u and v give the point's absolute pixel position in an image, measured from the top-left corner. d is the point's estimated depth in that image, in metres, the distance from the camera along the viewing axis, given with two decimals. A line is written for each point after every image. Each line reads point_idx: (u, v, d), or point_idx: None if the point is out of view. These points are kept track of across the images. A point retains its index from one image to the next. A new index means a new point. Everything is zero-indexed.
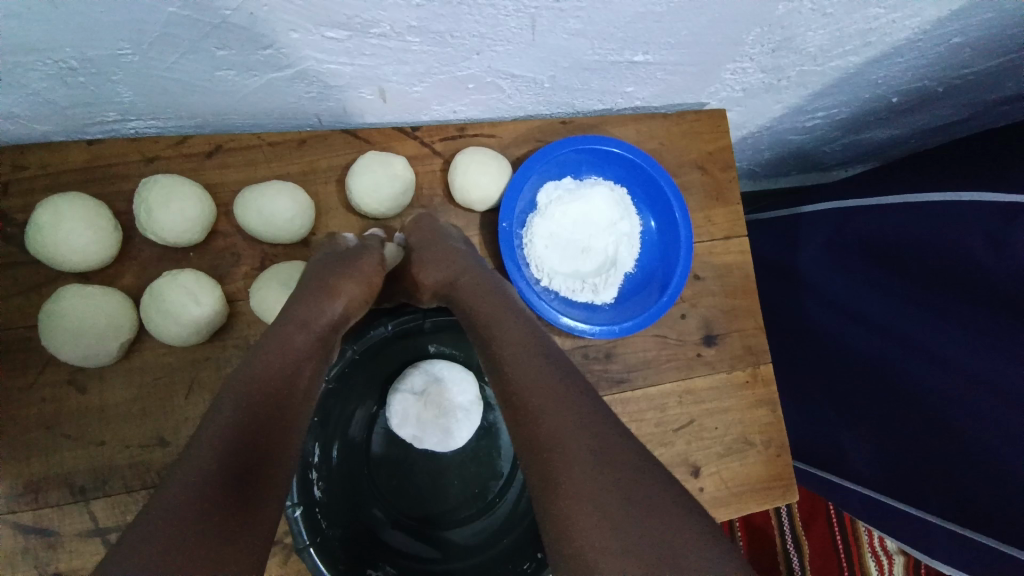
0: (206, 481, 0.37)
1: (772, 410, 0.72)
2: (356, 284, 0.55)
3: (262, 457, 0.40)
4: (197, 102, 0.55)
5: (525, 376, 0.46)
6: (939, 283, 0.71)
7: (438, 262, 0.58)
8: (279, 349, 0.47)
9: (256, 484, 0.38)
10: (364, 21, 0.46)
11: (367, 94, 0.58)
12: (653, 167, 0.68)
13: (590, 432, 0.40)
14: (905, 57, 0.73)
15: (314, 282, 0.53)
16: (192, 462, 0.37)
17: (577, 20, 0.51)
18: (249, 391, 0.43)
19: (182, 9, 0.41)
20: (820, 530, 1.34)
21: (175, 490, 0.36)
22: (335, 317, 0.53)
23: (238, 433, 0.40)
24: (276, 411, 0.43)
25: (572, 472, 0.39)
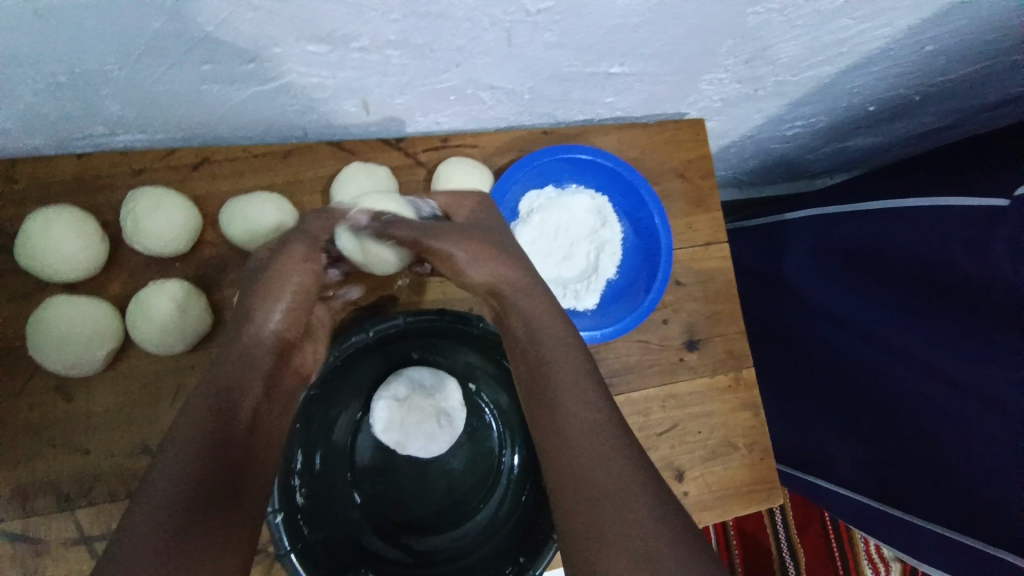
0: (155, 537, 0.36)
1: (756, 414, 0.73)
2: (291, 293, 0.50)
3: (216, 499, 0.40)
4: (184, 114, 0.56)
5: (564, 401, 0.45)
6: (921, 289, 0.72)
7: (476, 260, 0.51)
8: (236, 356, 0.47)
9: (212, 528, 0.39)
10: (344, 35, 0.48)
11: (351, 106, 0.60)
12: (632, 175, 0.70)
13: (613, 471, 0.41)
14: (880, 67, 0.74)
15: (249, 295, 0.49)
16: (138, 517, 0.37)
17: (553, 33, 0.52)
18: (194, 430, 0.41)
19: (167, 25, 0.43)
20: (816, 538, 1.34)
21: (122, 551, 0.35)
22: (268, 333, 0.49)
23: (186, 480, 0.39)
24: (224, 446, 0.42)
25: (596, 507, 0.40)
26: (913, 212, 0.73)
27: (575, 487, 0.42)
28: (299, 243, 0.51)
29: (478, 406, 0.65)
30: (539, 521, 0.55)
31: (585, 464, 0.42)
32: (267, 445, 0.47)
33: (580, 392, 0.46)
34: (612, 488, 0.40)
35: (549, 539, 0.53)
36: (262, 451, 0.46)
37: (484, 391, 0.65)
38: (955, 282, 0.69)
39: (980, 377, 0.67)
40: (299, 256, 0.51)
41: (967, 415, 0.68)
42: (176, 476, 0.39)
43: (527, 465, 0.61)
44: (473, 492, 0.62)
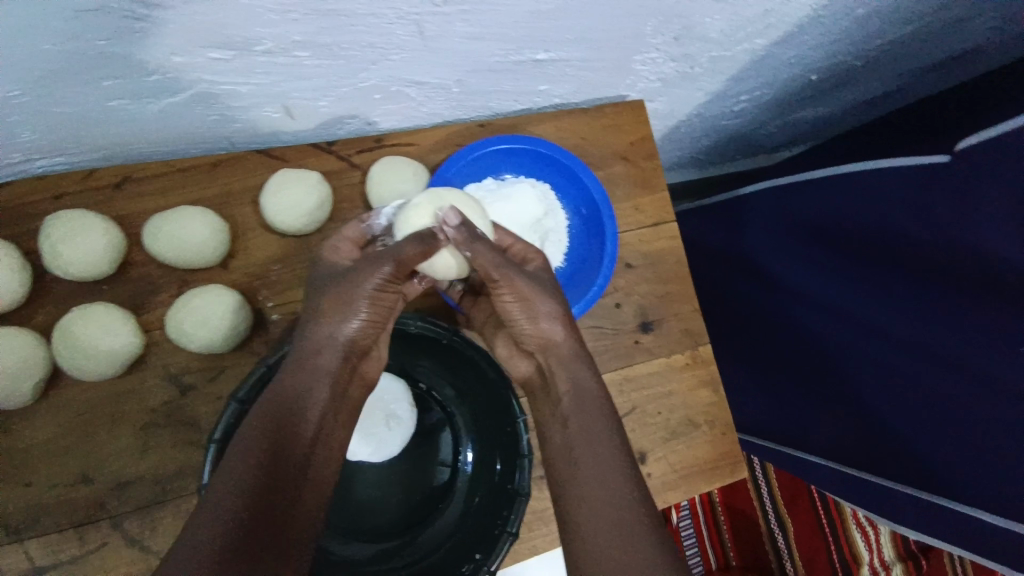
0: (220, 534, 0.38)
1: (715, 390, 0.73)
2: (363, 305, 0.51)
3: (273, 507, 0.42)
4: (99, 133, 0.55)
5: (575, 418, 0.53)
6: (869, 254, 0.74)
7: (533, 319, 0.55)
8: (311, 356, 0.50)
9: (268, 537, 0.41)
10: (246, 40, 0.46)
11: (273, 112, 0.59)
12: (568, 159, 0.70)
13: (610, 479, 0.48)
14: (811, 36, 0.74)
15: (323, 301, 0.51)
16: (209, 510, 0.40)
17: (466, 24, 0.51)
18: (262, 434, 0.45)
19: (59, 45, 0.42)
20: (804, 510, 1.34)
21: (190, 540, 0.38)
22: (339, 343, 0.52)
23: (254, 481, 0.42)
24: (286, 456, 0.45)
25: (590, 503, 0.47)
26: (859, 177, 0.75)
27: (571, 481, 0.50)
28: (386, 261, 0.51)
29: (431, 405, 0.65)
30: (495, 516, 0.55)
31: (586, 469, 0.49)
32: (326, 450, 0.50)
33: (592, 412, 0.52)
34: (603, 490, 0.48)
35: (503, 534, 0.52)
36: (319, 456, 0.49)
37: (436, 390, 0.65)
38: (903, 243, 0.70)
39: None
40: (381, 271, 0.51)
41: None
42: (242, 476, 0.42)
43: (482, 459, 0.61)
44: (432, 492, 0.62)
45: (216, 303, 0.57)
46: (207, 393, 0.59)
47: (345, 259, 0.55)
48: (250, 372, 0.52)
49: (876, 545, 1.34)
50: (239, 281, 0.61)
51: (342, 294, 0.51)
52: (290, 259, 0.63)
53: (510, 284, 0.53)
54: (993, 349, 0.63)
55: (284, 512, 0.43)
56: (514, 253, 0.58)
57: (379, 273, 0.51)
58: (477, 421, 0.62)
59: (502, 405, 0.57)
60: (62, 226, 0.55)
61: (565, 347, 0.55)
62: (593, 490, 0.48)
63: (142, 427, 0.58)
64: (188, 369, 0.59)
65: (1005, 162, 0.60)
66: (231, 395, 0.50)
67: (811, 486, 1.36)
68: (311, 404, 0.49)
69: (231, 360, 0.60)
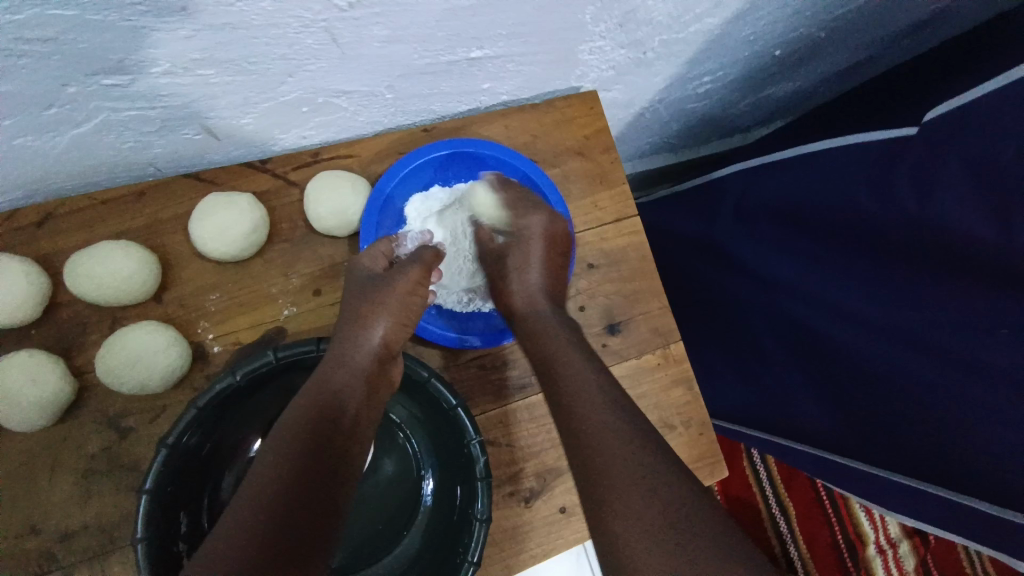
0: (254, 517, 0.43)
1: (689, 389, 0.70)
2: (390, 312, 0.58)
3: (309, 492, 0.46)
4: (10, 173, 0.52)
5: (579, 400, 0.52)
6: (841, 235, 0.70)
7: (541, 288, 0.65)
8: (343, 356, 0.54)
9: (303, 521, 0.44)
10: (138, 62, 0.43)
11: (194, 135, 0.55)
12: (519, 161, 0.69)
13: (642, 457, 0.47)
14: (766, 10, 0.69)
15: (360, 307, 0.57)
16: (250, 489, 0.45)
17: (382, 26, 0.48)
18: (297, 427, 0.48)
19: None
20: (808, 505, 1.23)
21: (235, 513, 0.43)
22: (372, 347, 0.56)
23: (292, 467, 0.46)
24: (322, 446, 0.48)
25: (634, 488, 0.45)
26: (835, 154, 0.72)
27: (603, 469, 0.47)
28: (413, 266, 0.61)
29: (390, 428, 0.64)
30: (456, 543, 0.53)
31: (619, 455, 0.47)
32: (359, 444, 0.52)
33: (596, 398, 0.52)
34: (638, 466, 0.46)
35: (463, 563, 0.49)
36: (354, 450, 0.51)
37: (393, 412, 0.64)
38: (865, 222, 0.66)
39: (910, 319, 0.64)
40: (407, 276, 0.60)
41: (902, 358, 0.66)
42: (280, 463, 0.46)
43: (445, 478, 0.61)
44: (398, 514, 0.62)
45: (146, 340, 0.55)
46: (148, 434, 0.58)
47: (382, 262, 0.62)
48: (179, 413, 0.48)
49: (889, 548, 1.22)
50: (174, 314, 0.60)
51: (365, 298, 0.58)
52: (230, 287, 0.61)
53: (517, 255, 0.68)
54: (970, 331, 0.59)
55: (319, 497, 0.46)
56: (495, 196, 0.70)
57: (400, 284, 0.59)
58: (433, 443, 0.62)
59: (455, 427, 0.55)
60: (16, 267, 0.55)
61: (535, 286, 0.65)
62: (628, 468, 0.46)
63: (84, 474, 0.56)
64: (127, 412, 0.57)
65: (972, 131, 0.56)
66: (159, 441, 0.46)
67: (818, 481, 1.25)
68: (346, 397, 0.52)
69: (173, 398, 0.59)
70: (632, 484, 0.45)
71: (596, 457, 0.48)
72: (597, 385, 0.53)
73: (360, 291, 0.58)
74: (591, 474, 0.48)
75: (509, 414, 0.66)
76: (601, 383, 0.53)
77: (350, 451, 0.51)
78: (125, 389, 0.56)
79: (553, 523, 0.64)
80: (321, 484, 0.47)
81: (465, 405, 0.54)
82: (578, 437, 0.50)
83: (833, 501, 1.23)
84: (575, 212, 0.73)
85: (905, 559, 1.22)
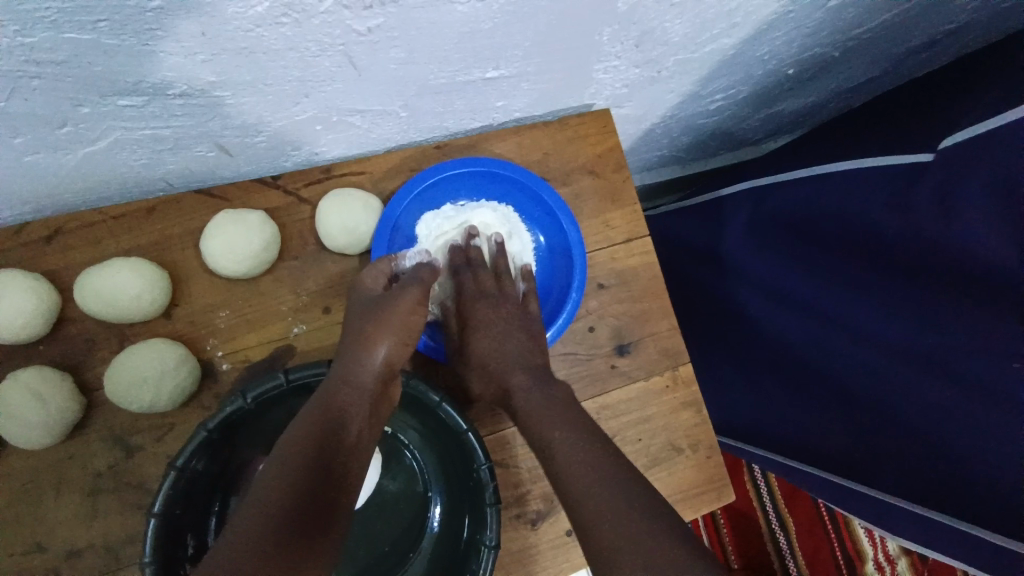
0: (252, 545, 0.39)
1: (698, 411, 0.70)
2: (394, 331, 0.55)
3: (311, 516, 0.42)
4: (19, 188, 0.51)
5: (563, 446, 0.53)
6: (851, 258, 0.70)
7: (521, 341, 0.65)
8: (349, 372, 0.52)
9: (305, 546, 0.41)
10: (154, 85, 0.43)
11: (207, 152, 0.55)
12: (532, 179, 0.68)
13: (632, 499, 0.47)
14: (783, 31, 0.68)
15: (366, 325, 0.55)
16: (250, 512, 0.41)
17: (398, 49, 0.47)
18: (298, 447, 0.45)
19: None
20: (809, 521, 1.23)
21: (232, 539, 0.40)
22: (376, 367, 0.53)
23: (293, 490, 0.43)
24: (325, 467, 0.45)
25: (626, 527, 0.45)
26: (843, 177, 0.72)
27: (595, 512, 0.47)
28: (415, 286, 0.59)
29: (398, 449, 0.64)
30: (464, 568, 0.53)
31: (608, 497, 0.48)
32: (362, 462, 0.49)
33: (582, 442, 0.53)
34: (627, 504, 0.47)
35: None
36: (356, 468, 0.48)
37: (401, 433, 0.64)
38: (879, 246, 0.66)
39: (921, 346, 0.64)
40: (413, 293, 0.58)
41: (912, 384, 0.66)
42: (280, 486, 0.43)
43: (452, 502, 0.61)
44: (405, 535, 0.62)
45: (152, 358, 0.55)
46: (155, 452, 0.57)
47: (382, 279, 0.60)
48: (189, 436, 0.48)
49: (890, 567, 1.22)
50: (183, 331, 0.60)
51: (368, 317, 0.55)
52: (239, 304, 0.61)
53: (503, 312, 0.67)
54: (984, 361, 0.59)
55: (320, 522, 0.43)
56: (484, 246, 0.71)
57: (405, 300, 0.57)
58: (441, 465, 0.62)
59: (464, 451, 0.55)
60: (30, 287, 0.55)
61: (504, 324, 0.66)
62: (619, 509, 0.46)
63: (89, 492, 0.56)
64: (134, 430, 0.57)
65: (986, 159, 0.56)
66: (168, 463, 0.46)
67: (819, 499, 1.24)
68: (350, 418, 0.49)
69: (181, 416, 0.58)
70: (625, 524, 0.45)
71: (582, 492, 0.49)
72: (580, 427, 0.55)
73: (364, 311, 0.56)
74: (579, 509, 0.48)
75: (517, 435, 0.66)
76: (585, 426, 0.55)
77: (352, 472, 0.48)
78: (131, 407, 0.55)
79: (559, 546, 0.64)
80: (322, 508, 0.44)
81: (476, 429, 0.54)
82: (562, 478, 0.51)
83: (834, 519, 1.23)
84: (586, 230, 0.73)
85: None
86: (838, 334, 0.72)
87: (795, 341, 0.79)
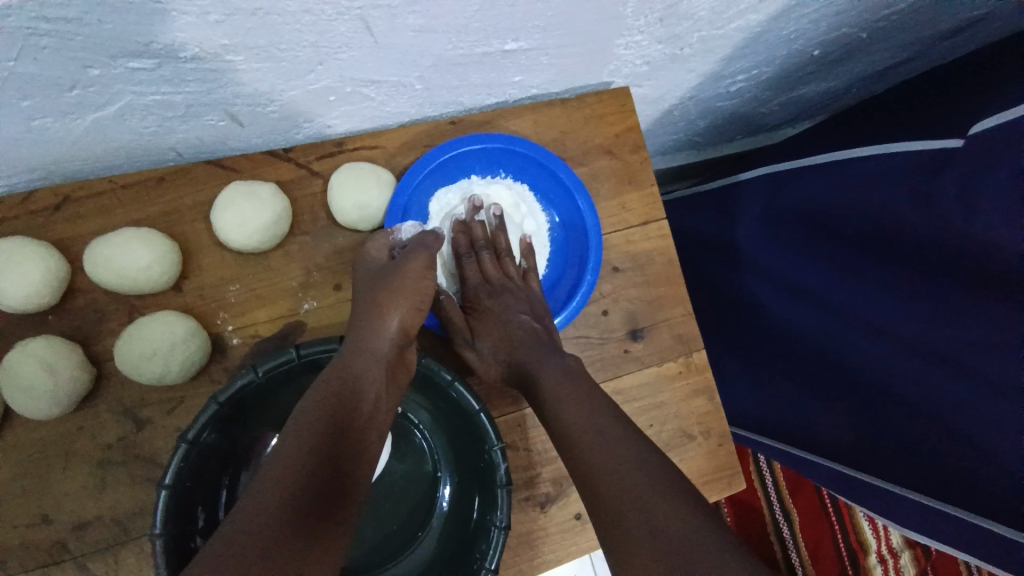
0: (276, 501, 0.39)
1: (709, 399, 0.70)
2: (406, 300, 0.55)
3: (333, 474, 0.42)
4: (27, 154, 0.50)
5: (569, 412, 0.52)
6: (872, 246, 0.68)
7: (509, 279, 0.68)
8: (364, 337, 0.52)
9: (327, 504, 0.41)
10: (165, 47, 0.41)
11: (217, 121, 0.54)
12: (552, 159, 0.66)
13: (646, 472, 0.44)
14: (812, 8, 0.66)
15: (377, 294, 0.54)
16: (271, 469, 0.41)
17: (417, 16, 0.45)
18: (319, 410, 0.45)
19: None
20: (813, 512, 1.23)
21: (255, 494, 0.39)
22: (390, 335, 0.53)
23: (314, 449, 0.43)
24: (344, 430, 0.45)
25: (630, 491, 0.44)
26: (866, 161, 0.69)
27: (599, 487, 0.45)
28: (421, 252, 0.58)
29: (408, 429, 0.64)
30: (473, 550, 0.52)
31: (618, 470, 0.45)
32: (377, 429, 0.49)
33: (595, 419, 0.51)
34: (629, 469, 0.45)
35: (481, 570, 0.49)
36: (372, 435, 0.48)
37: (412, 413, 0.64)
38: (903, 234, 0.64)
39: (942, 339, 0.62)
40: (417, 258, 0.57)
41: (930, 378, 0.64)
42: (303, 445, 0.42)
43: (462, 483, 0.61)
44: (415, 514, 0.62)
45: (161, 331, 0.54)
46: (165, 426, 0.57)
47: (384, 253, 0.60)
48: (201, 408, 0.47)
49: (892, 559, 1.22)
50: (193, 305, 0.59)
51: (379, 287, 0.55)
52: (249, 279, 0.60)
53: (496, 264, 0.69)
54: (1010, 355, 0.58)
55: (341, 483, 0.42)
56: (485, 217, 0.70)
57: (416, 270, 0.56)
58: (451, 446, 0.62)
59: (476, 432, 0.54)
60: (40, 255, 0.54)
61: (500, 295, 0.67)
62: (634, 486, 0.44)
63: (98, 464, 0.56)
64: (144, 403, 0.57)
65: None
66: (180, 436, 0.45)
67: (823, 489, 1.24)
68: (367, 384, 0.49)
69: (191, 390, 0.58)
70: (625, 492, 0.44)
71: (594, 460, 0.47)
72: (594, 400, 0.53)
73: (376, 281, 0.55)
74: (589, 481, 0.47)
75: (527, 418, 0.65)
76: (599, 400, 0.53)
77: (369, 436, 0.48)
78: (140, 380, 0.55)
79: (567, 529, 0.64)
80: (343, 470, 0.43)
81: (487, 410, 0.53)
82: (574, 447, 0.50)
83: (838, 511, 1.23)
84: (602, 213, 0.72)
85: (905, 568, 1.22)
86: (855, 324, 0.71)
87: (809, 330, 0.77)
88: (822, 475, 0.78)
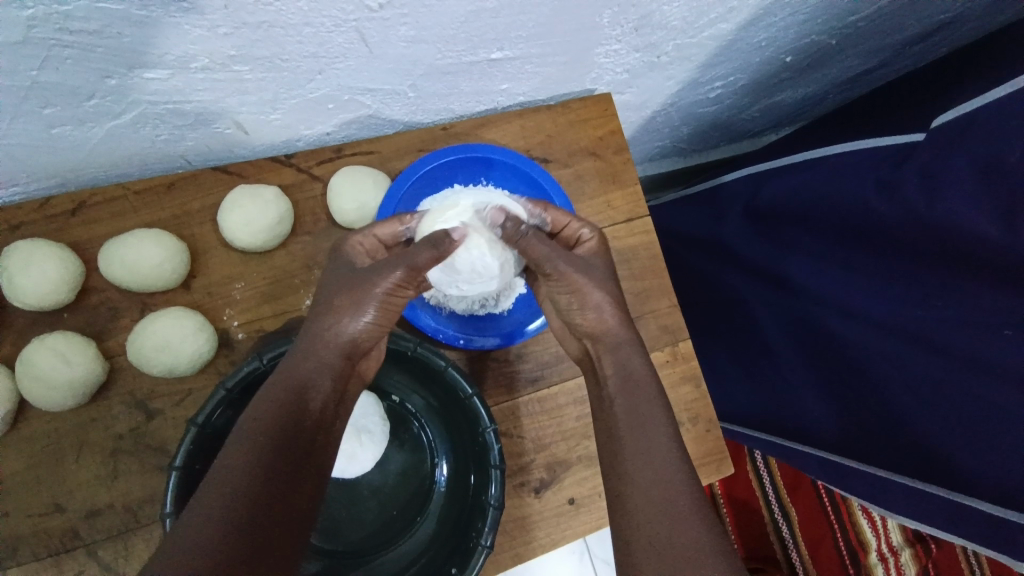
0: (229, 518, 0.38)
1: (696, 386, 0.73)
2: (373, 305, 0.51)
3: (280, 490, 0.42)
4: (47, 162, 0.54)
5: (616, 400, 0.53)
6: (845, 239, 0.71)
7: (585, 302, 0.56)
8: (321, 335, 0.50)
9: (275, 522, 0.40)
10: (177, 58, 0.45)
11: (225, 128, 0.58)
12: (529, 166, 0.70)
13: (666, 470, 0.47)
14: (779, 16, 0.70)
15: (336, 296, 0.51)
16: (217, 482, 0.40)
17: (407, 27, 0.49)
18: (267, 416, 0.44)
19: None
20: (811, 510, 1.23)
21: (202, 508, 0.38)
22: (344, 338, 0.51)
23: (263, 459, 0.42)
24: (296, 438, 0.45)
25: (646, 484, 0.46)
26: (836, 159, 0.73)
27: (626, 474, 0.48)
28: (398, 266, 0.51)
29: (406, 417, 0.67)
30: (470, 529, 0.55)
31: (644, 473, 0.47)
32: (330, 439, 0.49)
33: (648, 409, 0.51)
34: (665, 509, 0.45)
35: (477, 545, 0.51)
36: (323, 445, 0.48)
37: (409, 402, 0.67)
38: (874, 224, 0.67)
39: (916, 322, 0.65)
40: (392, 276, 0.51)
41: (905, 361, 0.68)
42: (252, 458, 0.41)
43: (455, 471, 0.64)
44: (409, 502, 0.64)
45: (170, 328, 0.58)
46: (174, 417, 0.60)
47: (367, 259, 0.57)
48: (210, 394, 0.50)
49: (893, 557, 1.21)
50: (201, 302, 0.63)
51: (351, 281, 0.52)
52: (253, 277, 0.64)
53: (561, 275, 0.56)
54: (979, 334, 0.61)
55: (291, 497, 0.42)
56: (566, 233, 0.62)
57: (391, 277, 0.51)
58: (448, 432, 0.65)
59: (469, 414, 0.57)
60: (57, 254, 0.57)
61: (620, 335, 0.55)
62: (649, 481, 0.47)
63: (110, 453, 0.58)
64: (154, 395, 0.60)
65: (976, 136, 0.57)
66: (189, 419, 0.48)
67: (821, 487, 1.25)
68: (314, 390, 0.48)
69: (198, 382, 0.61)
70: (639, 495, 0.46)
71: (620, 446, 0.50)
72: (654, 394, 0.52)
73: (346, 276, 0.53)
74: (611, 463, 0.50)
75: (522, 406, 0.68)
76: (654, 386, 0.52)
77: (319, 446, 0.47)
78: (150, 373, 0.58)
79: (562, 513, 0.66)
80: (290, 478, 0.43)
81: (481, 394, 0.56)
82: (609, 432, 0.52)
83: (836, 508, 1.23)
84: (588, 211, 0.76)
85: (907, 566, 1.21)
86: (834, 311, 0.74)
87: (794, 320, 0.80)
88: (812, 463, 0.80)
